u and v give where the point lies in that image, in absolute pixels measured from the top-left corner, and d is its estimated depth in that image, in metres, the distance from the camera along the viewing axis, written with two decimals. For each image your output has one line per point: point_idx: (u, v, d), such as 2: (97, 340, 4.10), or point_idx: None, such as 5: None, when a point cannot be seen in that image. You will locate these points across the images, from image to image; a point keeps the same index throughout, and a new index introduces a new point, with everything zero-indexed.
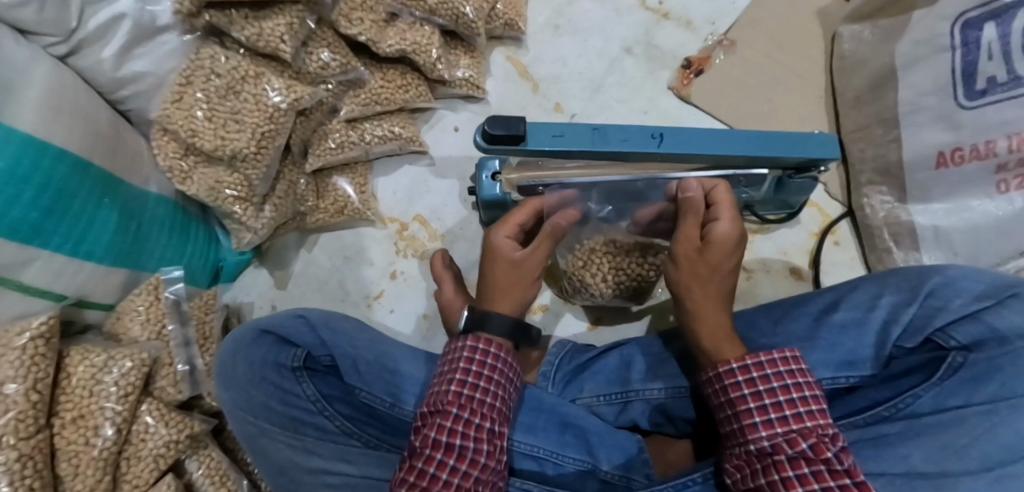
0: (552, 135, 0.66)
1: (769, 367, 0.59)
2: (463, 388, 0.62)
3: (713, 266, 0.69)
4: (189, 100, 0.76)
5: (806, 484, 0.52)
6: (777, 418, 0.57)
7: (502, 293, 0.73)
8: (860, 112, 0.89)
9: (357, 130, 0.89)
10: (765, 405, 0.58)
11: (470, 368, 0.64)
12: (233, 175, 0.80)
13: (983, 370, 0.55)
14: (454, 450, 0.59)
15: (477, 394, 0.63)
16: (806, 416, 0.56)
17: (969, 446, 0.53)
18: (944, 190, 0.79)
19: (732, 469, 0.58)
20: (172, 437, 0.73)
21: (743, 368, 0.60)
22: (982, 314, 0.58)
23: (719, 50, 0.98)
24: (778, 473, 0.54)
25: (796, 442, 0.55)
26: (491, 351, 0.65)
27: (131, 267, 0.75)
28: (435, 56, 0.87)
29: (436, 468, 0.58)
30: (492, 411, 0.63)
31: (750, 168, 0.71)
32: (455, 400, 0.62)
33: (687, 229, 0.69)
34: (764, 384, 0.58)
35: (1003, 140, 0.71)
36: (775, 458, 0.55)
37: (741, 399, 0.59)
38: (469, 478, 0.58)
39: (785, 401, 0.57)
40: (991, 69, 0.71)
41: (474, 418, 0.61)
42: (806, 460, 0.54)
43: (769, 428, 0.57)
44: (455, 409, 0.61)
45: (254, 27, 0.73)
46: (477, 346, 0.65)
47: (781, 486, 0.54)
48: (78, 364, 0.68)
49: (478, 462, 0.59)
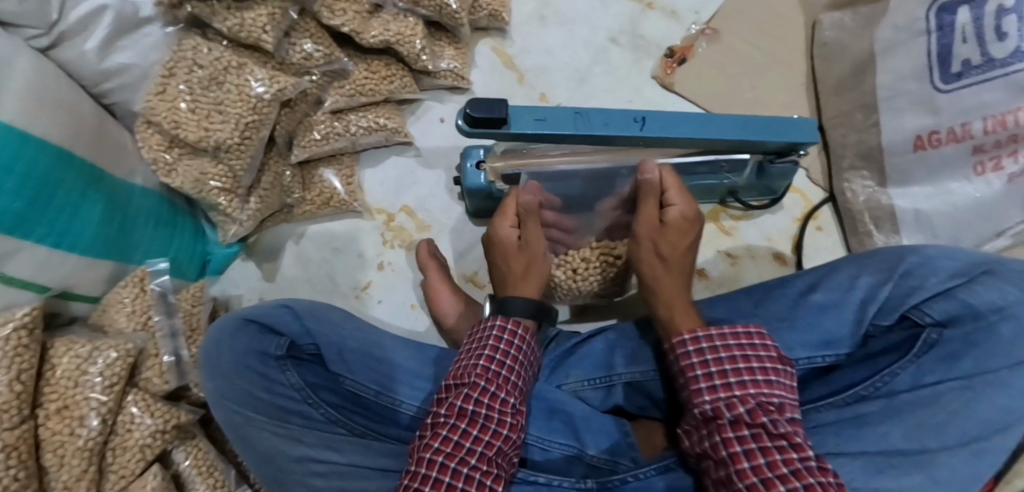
0: (535, 119, 0.66)
1: (718, 339, 0.61)
2: (492, 363, 0.64)
3: (672, 245, 0.71)
4: (172, 92, 0.76)
5: (744, 444, 0.54)
6: (722, 383, 0.59)
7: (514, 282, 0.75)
8: (841, 99, 0.90)
9: (342, 121, 0.89)
10: (711, 372, 0.59)
11: (498, 346, 0.66)
12: (217, 166, 0.80)
13: (959, 346, 0.56)
14: (479, 422, 0.60)
15: (503, 371, 0.65)
16: (749, 383, 0.58)
17: (947, 423, 0.54)
18: (925, 173, 0.80)
19: (685, 435, 0.61)
20: (158, 427, 0.72)
21: (694, 338, 0.61)
22: (957, 291, 0.58)
23: (702, 39, 0.99)
24: (721, 435, 0.56)
25: (734, 406, 0.57)
26: (519, 333, 0.68)
27: (116, 259, 0.75)
28: (419, 46, 0.87)
29: (460, 436, 0.59)
30: (513, 387, 0.65)
31: (733, 152, 0.73)
32: (483, 373, 0.63)
33: (646, 211, 0.73)
34: (713, 353, 0.60)
35: (979, 121, 0.73)
36: (717, 421, 0.57)
37: (690, 366, 0.61)
38: (492, 448, 0.59)
39: (731, 369, 0.59)
40: (965, 52, 0.73)
41: (499, 393, 0.62)
42: (747, 422, 0.55)
43: (713, 392, 0.59)
44: (483, 381, 0.62)
45: (236, 18, 0.74)
46: (505, 326, 0.68)
47: (723, 448, 0.55)
48: (62, 355, 0.68)
49: (501, 434, 0.61)
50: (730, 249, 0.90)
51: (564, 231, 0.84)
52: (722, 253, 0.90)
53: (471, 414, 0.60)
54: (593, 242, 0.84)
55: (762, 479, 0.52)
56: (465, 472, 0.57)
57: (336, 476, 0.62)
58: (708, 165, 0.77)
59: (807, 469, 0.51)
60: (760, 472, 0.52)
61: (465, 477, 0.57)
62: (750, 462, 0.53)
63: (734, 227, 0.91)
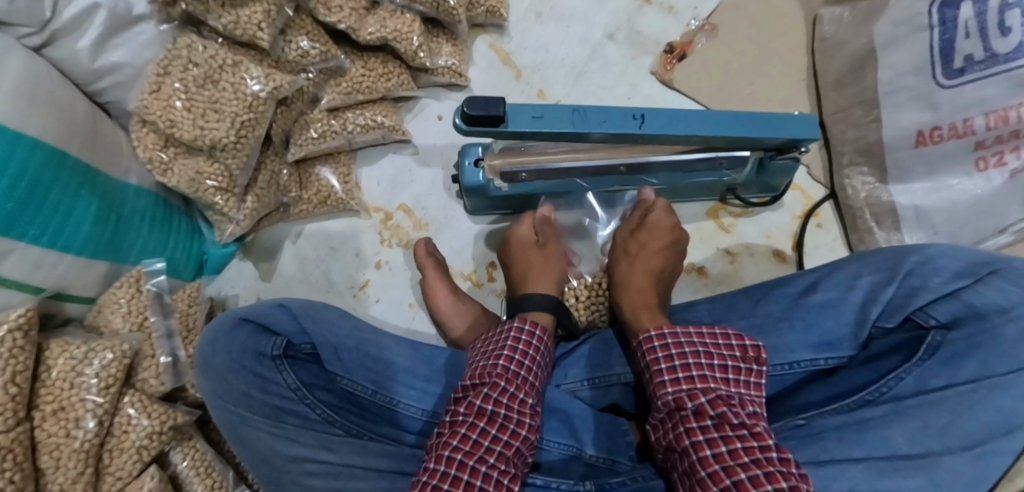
0: (532, 116, 0.65)
1: (681, 336, 0.63)
2: (511, 363, 0.64)
3: (641, 243, 0.79)
4: (167, 91, 0.76)
5: (705, 433, 0.56)
6: (684, 377, 0.61)
7: (530, 273, 0.80)
8: (840, 95, 0.89)
9: (339, 119, 0.88)
10: (675, 366, 0.61)
11: (516, 347, 0.66)
12: (213, 165, 0.79)
13: (962, 347, 0.56)
14: (498, 421, 0.59)
15: (521, 372, 0.65)
16: (710, 377, 0.60)
17: (951, 425, 0.54)
18: (924, 170, 0.79)
19: (652, 429, 0.62)
20: (155, 428, 0.72)
21: (660, 335, 0.63)
22: (962, 292, 0.58)
23: (701, 35, 0.98)
24: (685, 426, 0.57)
25: (697, 397, 0.59)
26: (536, 334, 0.68)
27: (111, 259, 0.74)
28: (416, 43, 0.86)
29: (479, 435, 0.58)
30: (529, 387, 0.64)
31: (733, 148, 0.72)
32: (502, 372, 0.63)
33: (631, 218, 0.83)
34: (676, 348, 0.62)
35: (980, 117, 0.72)
36: (681, 412, 0.59)
37: (655, 361, 0.63)
38: (511, 448, 0.59)
39: (692, 364, 0.61)
40: (968, 47, 0.72)
41: (518, 393, 0.62)
42: (709, 413, 0.57)
43: (676, 385, 0.61)
44: (502, 381, 0.62)
45: (231, 15, 0.73)
46: (524, 327, 0.68)
47: (686, 437, 0.57)
48: (58, 357, 0.68)
49: (520, 434, 0.60)
50: (728, 247, 0.90)
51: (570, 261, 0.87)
52: (721, 250, 0.90)
53: (491, 413, 0.60)
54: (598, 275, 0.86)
55: (722, 466, 0.53)
56: (483, 471, 0.56)
57: (330, 476, 0.61)
58: (705, 162, 0.76)
59: (769, 456, 0.52)
60: (721, 460, 0.54)
61: (483, 475, 0.56)
62: (711, 451, 0.55)
63: (733, 224, 0.91)
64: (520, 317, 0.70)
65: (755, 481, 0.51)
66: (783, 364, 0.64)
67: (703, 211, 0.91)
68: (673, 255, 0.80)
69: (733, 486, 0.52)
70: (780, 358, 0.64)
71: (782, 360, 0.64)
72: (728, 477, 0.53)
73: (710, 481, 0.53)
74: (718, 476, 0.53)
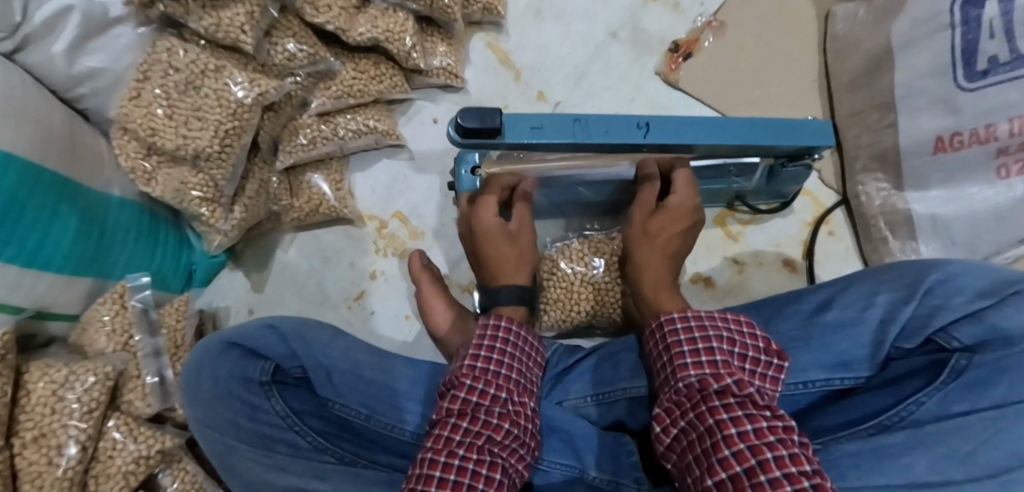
0: (531, 127, 0.62)
1: (706, 319, 0.60)
2: (478, 361, 0.61)
3: (661, 226, 0.71)
4: (147, 97, 0.72)
5: (731, 412, 0.52)
6: (708, 360, 0.57)
7: (503, 262, 0.74)
8: (854, 97, 0.86)
9: (330, 123, 0.85)
10: (698, 348, 0.58)
11: (483, 344, 0.62)
12: (198, 176, 0.75)
13: (989, 372, 0.51)
14: (470, 416, 0.56)
15: (494, 367, 0.61)
16: (732, 362, 0.57)
17: (975, 454, 0.48)
18: (942, 177, 0.76)
19: (662, 413, 0.57)
20: (142, 452, 0.70)
21: (683, 315, 0.60)
22: (983, 313, 0.53)
23: (708, 32, 0.95)
24: (706, 405, 0.54)
25: (722, 377, 0.55)
26: (505, 325, 0.64)
27: (95, 276, 0.72)
28: (409, 44, 0.83)
29: (451, 432, 0.55)
30: (510, 382, 0.61)
31: (743, 155, 0.69)
32: (470, 370, 0.60)
33: (648, 192, 0.73)
34: (701, 332, 0.59)
35: (1004, 123, 0.68)
36: (703, 392, 0.55)
37: (677, 342, 0.59)
38: (482, 438, 0.55)
39: (717, 347, 0.58)
40: (993, 48, 0.68)
41: (488, 389, 0.59)
42: (735, 393, 0.54)
43: (699, 366, 0.57)
44: (469, 380, 0.59)
45: (212, 17, 0.69)
46: (489, 322, 0.64)
47: (709, 416, 0.53)
48: (38, 381, 0.65)
49: (492, 424, 0.56)
50: (735, 255, 0.87)
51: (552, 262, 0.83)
52: (729, 259, 0.87)
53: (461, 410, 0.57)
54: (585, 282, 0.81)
55: (748, 445, 0.50)
56: (457, 465, 0.52)
57: None
58: (715, 169, 0.74)
59: (792, 440, 0.50)
60: (746, 439, 0.51)
61: (464, 471, 0.52)
62: (736, 429, 0.51)
63: (740, 232, 0.88)
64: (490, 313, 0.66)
65: (779, 462, 0.48)
66: (796, 384, 0.61)
67: (712, 218, 0.88)
68: (688, 235, 0.73)
69: (759, 466, 0.49)
70: (793, 377, 0.61)
71: (795, 379, 0.61)
72: (754, 456, 0.49)
73: (733, 461, 0.50)
74: (743, 456, 0.50)
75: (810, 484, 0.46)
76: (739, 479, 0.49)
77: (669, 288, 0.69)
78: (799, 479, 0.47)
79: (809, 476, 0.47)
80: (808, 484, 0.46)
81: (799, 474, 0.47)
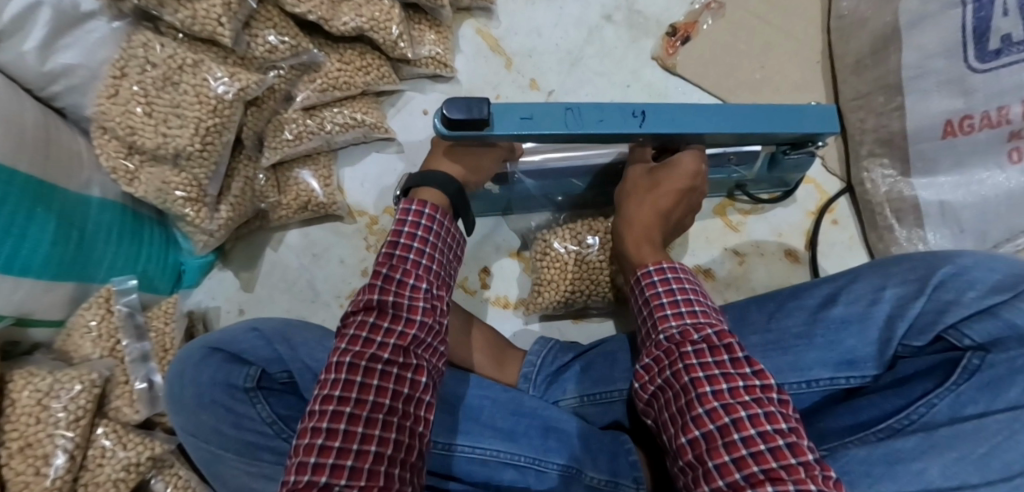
0: (521, 117, 0.59)
1: (685, 281, 0.57)
2: (396, 250, 0.57)
3: (655, 181, 0.66)
4: (124, 94, 0.70)
5: (707, 370, 0.49)
6: (688, 310, 0.54)
7: (472, 165, 0.67)
8: (860, 79, 0.83)
9: (316, 117, 0.82)
10: (678, 301, 0.55)
11: (402, 232, 0.58)
12: (180, 175, 0.73)
13: (1003, 373, 0.48)
14: (388, 312, 0.53)
15: (412, 256, 0.57)
16: (711, 312, 0.54)
17: (989, 456, 0.45)
18: (952, 162, 0.74)
19: (642, 370, 0.55)
20: (132, 459, 0.69)
21: (660, 268, 0.57)
22: (999, 308, 0.50)
23: (706, 14, 0.91)
24: (682, 362, 0.50)
25: (702, 329, 0.52)
26: (414, 210, 0.58)
27: (77, 281, 0.70)
28: (396, 33, 0.80)
29: (370, 333, 0.52)
30: (429, 273, 0.57)
31: (744, 143, 0.66)
32: (385, 260, 0.56)
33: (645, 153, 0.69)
34: (678, 283, 0.56)
35: (1017, 105, 0.67)
36: (682, 348, 0.51)
37: (655, 296, 0.56)
38: (406, 339, 0.52)
39: (696, 300, 0.55)
40: (1006, 26, 0.66)
41: (406, 279, 0.55)
42: (711, 345, 0.50)
43: (680, 318, 0.53)
44: (385, 269, 0.55)
45: (187, 9, 0.67)
46: (407, 211, 0.59)
47: (684, 373, 0.50)
48: (22, 390, 0.64)
49: (414, 321, 0.53)
50: (736, 246, 0.85)
51: (546, 243, 0.81)
52: (729, 250, 0.84)
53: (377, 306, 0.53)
54: (577, 259, 0.79)
55: (722, 403, 0.47)
56: (375, 385, 0.49)
57: None
58: (713, 158, 0.71)
59: (771, 399, 0.47)
60: (721, 397, 0.48)
61: (377, 390, 0.49)
62: (711, 387, 0.48)
63: (742, 222, 0.85)
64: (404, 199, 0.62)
65: (754, 421, 0.46)
66: (799, 383, 0.59)
67: (712, 208, 0.86)
68: (682, 203, 0.67)
69: (733, 424, 0.46)
70: (795, 375, 0.59)
71: (796, 378, 0.59)
72: (728, 414, 0.47)
73: (706, 419, 0.47)
74: (716, 414, 0.47)
75: (785, 443, 0.44)
76: (712, 438, 0.46)
77: (651, 243, 0.65)
78: (773, 437, 0.45)
79: (785, 435, 0.45)
80: (783, 443, 0.44)
81: (774, 433, 0.45)
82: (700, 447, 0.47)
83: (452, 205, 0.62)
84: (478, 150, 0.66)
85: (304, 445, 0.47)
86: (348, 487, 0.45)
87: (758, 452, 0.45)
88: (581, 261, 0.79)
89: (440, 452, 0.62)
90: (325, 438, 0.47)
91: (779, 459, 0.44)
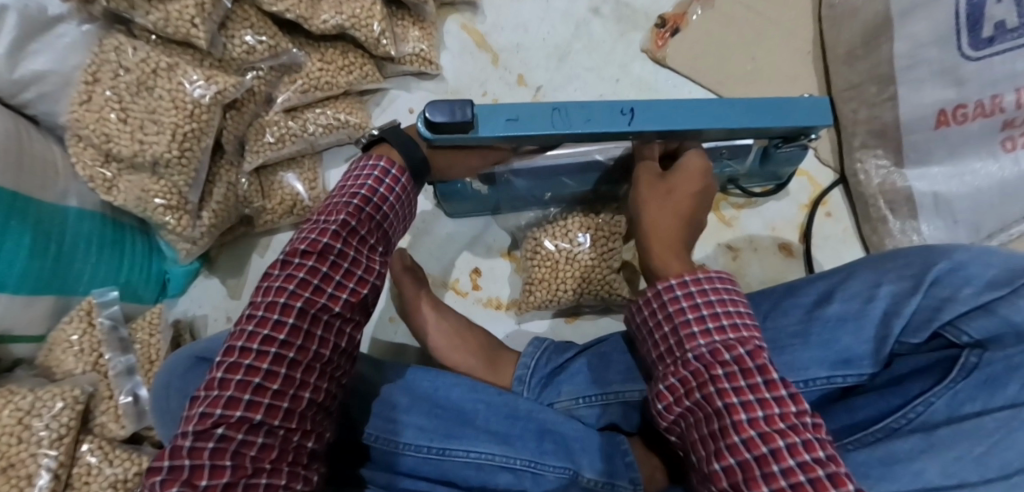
0: (506, 118, 0.58)
1: (712, 294, 0.53)
2: (366, 204, 0.56)
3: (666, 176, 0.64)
4: (98, 101, 0.68)
5: (742, 396, 0.47)
6: (715, 327, 0.52)
7: (451, 163, 0.66)
8: (851, 68, 0.82)
9: (298, 119, 0.80)
10: (703, 315, 0.52)
11: (376, 191, 0.57)
12: (159, 183, 0.71)
13: (1001, 370, 0.46)
14: (343, 267, 0.52)
15: (376, 216, 0.57)
16: (739, 327, 0.52)
17: (988, 454, 0.44)
18: (945, 152, 0.74)
19: (665, 390, 0.52)
20: (119, 476, 0.67)
21: (683, 282, 0.54)
22: (997, 305, 0.49)
23: (695, 5, 0.89)
24: (715, 386, 0.49)
25: (733, 348, 0.50)
26: (393, 173, 0.58)
27: (56, 294, 0.68)
28: (378, 30, 0.78)
29: (321, 281, 0.51)
30: (383, 238, 0.58)
31: (734, 138, 0.65)
32: (355, 212, 0.55)
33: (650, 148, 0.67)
34: (704, 296, 0.53)
35: (1011, 94, 0.67)
36: (712, 371, 0.49)
37: (680, 311, 0.53)
38: (358, 296, 0.53)
39: (723, 314, 0.52)
40: (1000, 13, 0.65)
41: (369, 239, 0.55)
42: (744, 367, 0.49)
43: (708, 336, 0.51)
44: (353, 221, 0.54)
45: (160, 11, 0.65)
46: (380, 167, 0.58)
47: (717, 399, 0.48)
48: (3, 409, 0.63)
49: (367, 281, 0.54)
50: (730, 241, 0.84)
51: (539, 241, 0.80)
52: (723, 246, 0.84)
53: (336, 256, 0.52)
54: (569, 257, 0.78)
55: (758, 432, 0.46)
56: (320, 335, 0.50)
57: None
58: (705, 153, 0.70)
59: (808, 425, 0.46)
60: (756, 425, 0.46)
61: (321, 341, 0.50)
62: (746, 415, 0.47)
63: (735, 216, 0.85)
64: (373, 154, 0.60)
65: (792, 450, 0.44)
66: (797, 383, 0.57)
67: None
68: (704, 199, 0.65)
69: (771, 455, 0.45)
70: (792, 376, 0.58)
71: (794, 378, 0.57)
72: (766, 444, 0.45)
73: (742, 448, 0.46)
74: (754, 443, 0.46)
75: (826, 473, 0.42)
76: (750, 468, 0.45)
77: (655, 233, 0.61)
78: (813, 467, 0.43)
79: (824, 464, 0.43)
80: (824, 474, 0.42)
81: (814, 462, 0.43)
82: (736, 476, 0.45)
83: (415, 175, 0.62)
84: (459, 151, 0.64)
85: (238, 380, 0.46)
86: (279, 426, 0.47)
87: (798, 482, 0.43)
88: (574, 257, 0.78)
89: (434, 456, 0.60)
90: (264, 378, 0.47)
91: (819, 490, 0.42)
